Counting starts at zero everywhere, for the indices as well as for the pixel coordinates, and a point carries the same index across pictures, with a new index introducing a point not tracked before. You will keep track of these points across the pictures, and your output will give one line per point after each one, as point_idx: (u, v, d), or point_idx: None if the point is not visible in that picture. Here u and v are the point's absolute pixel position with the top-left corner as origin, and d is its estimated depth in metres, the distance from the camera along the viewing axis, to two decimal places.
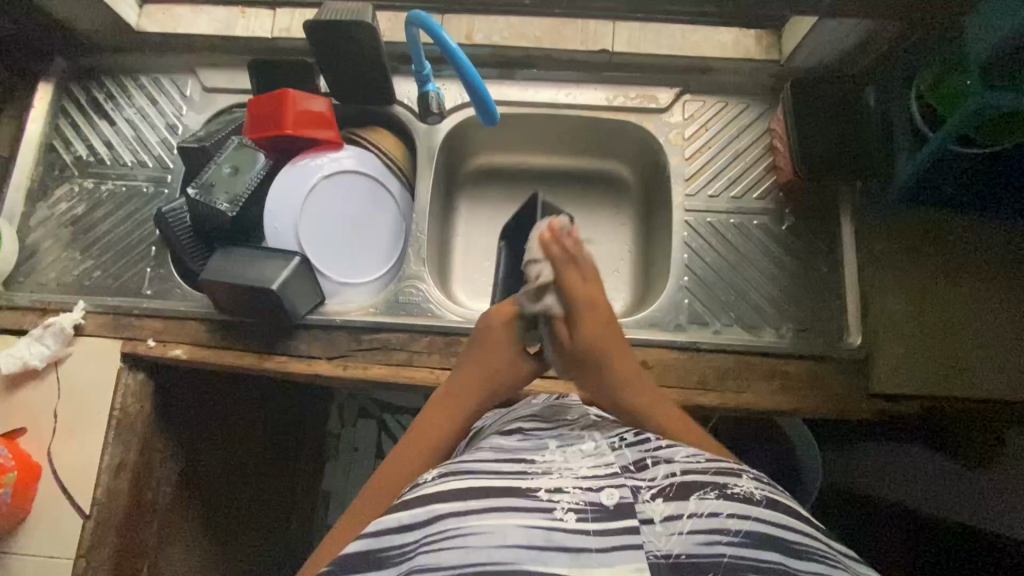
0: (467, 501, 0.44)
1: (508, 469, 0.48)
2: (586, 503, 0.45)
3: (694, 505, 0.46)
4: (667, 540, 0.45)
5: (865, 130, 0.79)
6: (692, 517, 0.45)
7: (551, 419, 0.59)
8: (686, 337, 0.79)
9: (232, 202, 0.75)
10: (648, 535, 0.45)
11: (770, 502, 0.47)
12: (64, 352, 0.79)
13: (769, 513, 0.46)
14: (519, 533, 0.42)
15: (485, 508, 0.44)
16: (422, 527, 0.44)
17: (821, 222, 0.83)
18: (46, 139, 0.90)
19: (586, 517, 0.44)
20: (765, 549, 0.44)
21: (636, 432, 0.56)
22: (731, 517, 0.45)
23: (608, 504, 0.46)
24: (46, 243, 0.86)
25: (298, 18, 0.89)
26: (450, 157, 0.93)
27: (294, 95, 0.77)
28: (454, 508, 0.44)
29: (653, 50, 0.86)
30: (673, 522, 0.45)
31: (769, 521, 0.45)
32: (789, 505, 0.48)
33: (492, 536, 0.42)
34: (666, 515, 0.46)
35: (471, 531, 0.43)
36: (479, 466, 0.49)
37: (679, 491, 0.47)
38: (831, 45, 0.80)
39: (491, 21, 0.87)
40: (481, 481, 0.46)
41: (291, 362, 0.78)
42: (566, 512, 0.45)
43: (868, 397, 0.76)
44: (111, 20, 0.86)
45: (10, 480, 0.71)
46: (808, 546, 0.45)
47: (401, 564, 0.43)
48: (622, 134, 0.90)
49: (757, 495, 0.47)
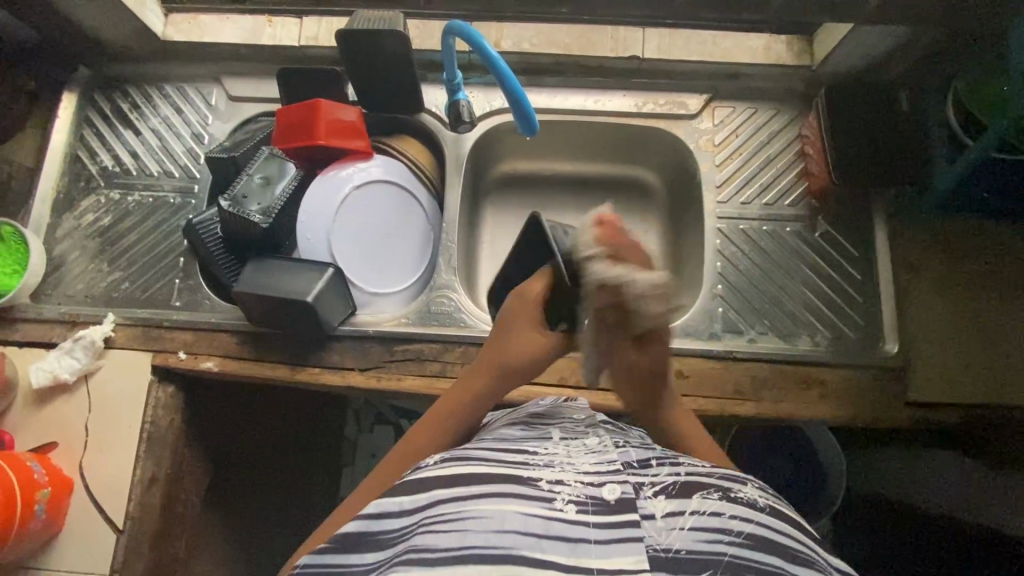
0: (467, 487, 0.44)
1: (510, 458, 0.48)
2: (587, 496, 0.44)
3: (696, 504, 0.45)
4: (668, 535, 0.43)
5: (904, 135, 0.78)
6: (694, 514, 0.44)
7: (554, 419, 0.59)
8: (722, 346, 0.78)
9: (265, 214, 0.74)
10: (649, 530, 0.43)
11: (773, 511, 0.46)
12: (94, 364, 0.78)
13: (772, 520, 0.45)
14: (516, 519, 0.42)
15: (483, 492, 0.44)
16: (418, 510, 0.44)
17: (856, 227, 0.82)
18: (71, 149, 0.89)
19: (585, 509, 0.43)
20: (767, 553, 0.42)
21: (644, 440, 0.55)
22: (734, 517, 0.44)
23: (608, 497, 0.44)
24: (73, 255, 0.85)
25: (325, 27, 0.88)
26: (477, 164, 0.92)
27: (327, 105, 0.77)
28: (455, 490, 0.44)
29: (683, 57, 0.86)
30: (674, 518, 0.44)
31: (773, 528, 0.44)
32: (790, 516, 0.47)
33: (490, 521, 0.42)
34: (668, 511, 0.44)
35: (471, 515, 0.42)
36: (480, 455, 0.49)
37: (682, 490, 0.46)
38: (865, 51, 0.79)
39: (520, 29, 0.87)
40: (480, 468, 0.46)
41: (324, 373, 0.77)
42: (566, 503, 0.44)
43: (905, 405, 0.75)
44: (137, 30, 0.86)
45: (44, 496, 0.70)
46: (809, 557, 0.44)
47: (398, 544, 0.44)
48: (651, 140, 0.90)
49: (760, 503, 0.47)
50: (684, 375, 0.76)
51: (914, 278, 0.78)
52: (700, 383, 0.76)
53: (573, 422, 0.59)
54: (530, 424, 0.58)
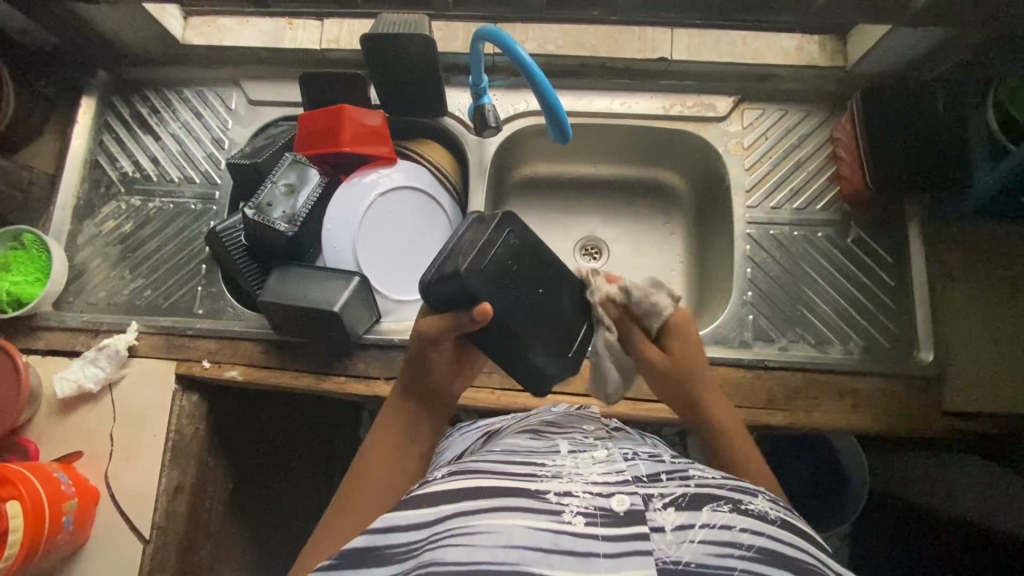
0: (477, 501, 0.43)
1: (518, 471, 0.47)
2: (596, 507, 0.43)
3: (706, 516, 0.43)
4: (678, 548, 0.41)
5: (940, 138, 0.76)
6: (704, 527, 0.42)
7: (565, 428, 0.59)
8: (754, 354, 0.77)
9: (290, 221, 0.73)
10: (658, 542, 0.42)
11: (786, 523, 0.44)
12: (118, 373, 0.78)
13: (785, 534, 0.43)
14: (525, 534, 0.40)
15: (488, 507, 0.42)
16: (427, 525, 0.42)
17: (889, 232, 0.81)
18: (91, 155, 0.88)
19: (595, 521, 0.42)
20: (779, 567, 0.40)
21: (652, 452, 0.54)
22: (745, 530, 0.42)
23: (618, 509, 0.43)
24: (94, 261, 0.85)
25: (346, 29, 0.87)
26: (500, 168, 0.90)
27: (352, 111, 0.76)
28: (461, 506, 0.42)
29: (712, 57, 0.84)
30: (684, 531, 0.42)
31: (787, 542, 0.43)
32: (803, 529, 0.45)
33: (498, 536, 0.40)
34: (677, 523, 0.43)
35: (478, 530, 0.40)
36: (487, 466, 0.48)
37: (691, 502, 0.45)
38: (901, 52, 0.77)
39: (545, 30, 0.85)
40: (489, 480, 0.45)
41: (349, 382, 0.76)
42: (574, 515, 0.42)
43: (941, 415, 0.74)
44: (157, 34, 0.85)
45: (71, 507, 0.70)
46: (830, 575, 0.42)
47: (405, 560, 0.41)
48: (677, 143, 0.88)
49: (772, 515, 0.45)
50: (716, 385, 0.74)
51: (951, 285, 0.77)
52: (732, 393, 0.75)
53: (582, 434, 0.57)
54: (540, 432, 0.58)
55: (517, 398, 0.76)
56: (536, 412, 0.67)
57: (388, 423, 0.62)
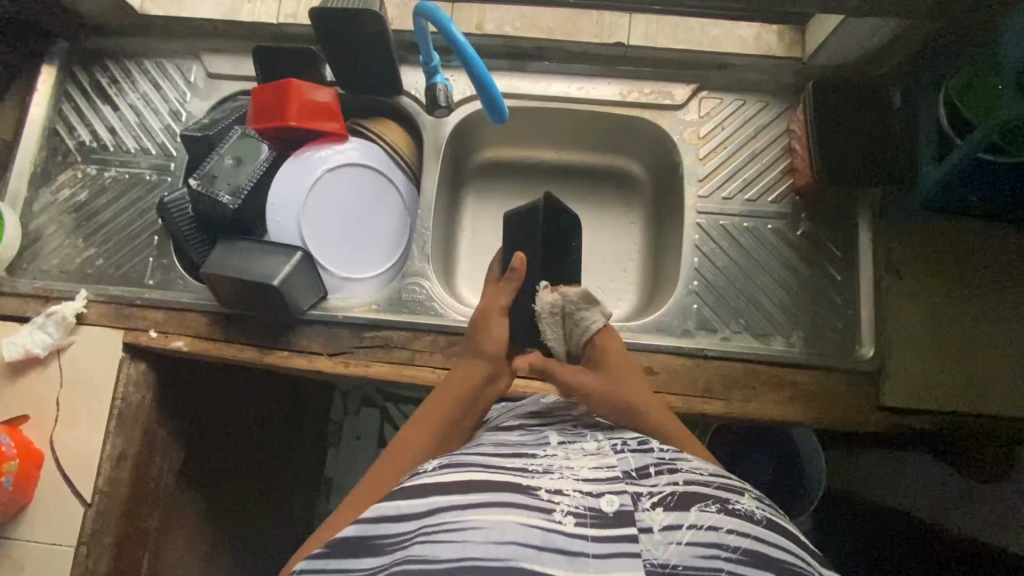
0: (467, 495, 0.42)
1: (509, 466, 0.47)
2: (585, 507, 0.43)
3: (694, 517, 0.43)
4: (665, 550, 0.41)
5: (890, 131, 0.75)
6: (692, 528, 0.42)
7: (553, 418, 0.59)
8: (694, 344, 0.77)
9: (234, 194, 0.73)
10: (645, 543, 0.41)
11: (772, 524, 0.44)
12: (66, 340, 0.79)
13: (769, 534, 0.43)
14: (516, 530, 0.40)
15: (479, 501, 0.42)
16: (418, 517, 0.42)
17: (838, 226, 0.80)
18: (50, 123, 0.89)
19: (584, 522, 0.42)
20: (764, 571, 0.40)
21: (642, 440, 0.54)
22: (731, 532, 0.42)
23: (607, 510, 0.43)
24: (50, 229, 0.85)
25: (305, 5, 0.87)
26: (458, 150, 0.90)
27: (299, 85, 0.76)
28: (451, 500, 0.42)
29: (670, 44, 0.84)
30: (671, 532, 0.42)
31: (774, 544, 0.42)
32: (789, 529, 0.45)
33: (489, 533, 0.39)
34: (665, 524, 0.42)
35: (466, 526, 0.40)
36: (479, 461, 0.47)
37: (680, 502, 0.44)
38: (857, 44, 0.77)
39: (504, 11, 0.85)
40: (479, 475, 0.44)
41: (292, 357, 0.77)
42: (564, 514, 0.42)
43: (877, 410, 0.74)
44: (113, 3, 0.85)
45: (11, 468, 0.71)
46: (799, 566, 0.42)
47: (396, 551, 0.41)
48: (635, 130, 0.88)
49: (757, 514, 0.44)
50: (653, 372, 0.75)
51: (899, 282, 0.75)
52: (668, 381, 0.75)
53: (570, 425, 0.58)
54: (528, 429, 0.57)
55: None
56: (529, 401, 0.66)
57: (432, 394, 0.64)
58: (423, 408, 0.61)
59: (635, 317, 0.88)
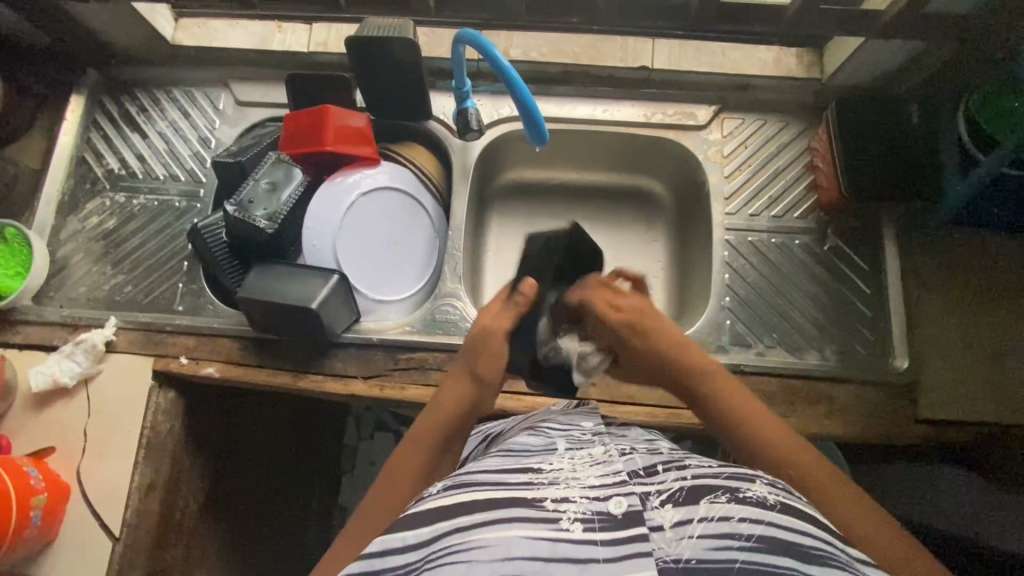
0: (472, 514, 0.41)
1: (513, 480, 0.45)
2: (592, 512, 0.41)
3: (705, 509, 0.40)
4: (677, 545, 0.39)
5: (912, 145, 0.77)
6: (703, 521, 0.40)
7: (560, 427, 0.57)
8: (729, 360, 0.77)
9: (270, 219, 0.74)
10: (657, 542, 0.40)
11: (786, 508, 0.41)
12: (94, 369, 0.78)
13: (786, 519, 0.40)
14: (523, 546, 0.38)
15: (485, 520, 0.40)
16: (423, 545, 0.40)
17: (864, 240, 0.82)
18: (78, 152, 0.89)
19: (592, 527, 0.40)
20: (780, 556, 0.38)
21: (650, 447, 0.52)
22: (744, 519, 0.40)
23: (615, 512, 0.41)
24: (77, 257, 0.85)
25: (334, 33, 0.89)
26: (485, 171, 0.91)
27: (335, 111, 0.77)
28: (458, 522, 0.40)
29: (693, 67, 0.86)
30: (683, 527, 0.40)
31: (789, 528, 0.39)
32: (808, 511, 0.42)
33: (495, 550, 0.38)
34: (676, 520, 0.40)
35: (476, 544, 0.38)
36: (484, 477, 0.45)
37: (689, 496, 0.42)
38: (876, 66, 0.79)
39: (530, 37, 0.87)
40: (484, 492, 0.43)
41: (327, 381, 0.76)
42: (572, 522, 0.40)
43: (915, 422, 0.74)
44: (147, 34, 0.86)
45: (40, 502, 0.69)
46: (822, 550, 0.39)
47: None
48: (660, 150, 0.89)
49: (771, 500, 0.42)
50: None
51: (927, 293, 0.77)
52: None
53: (580, 432, 0.56)
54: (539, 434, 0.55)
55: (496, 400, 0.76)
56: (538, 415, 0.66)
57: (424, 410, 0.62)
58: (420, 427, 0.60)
59: None
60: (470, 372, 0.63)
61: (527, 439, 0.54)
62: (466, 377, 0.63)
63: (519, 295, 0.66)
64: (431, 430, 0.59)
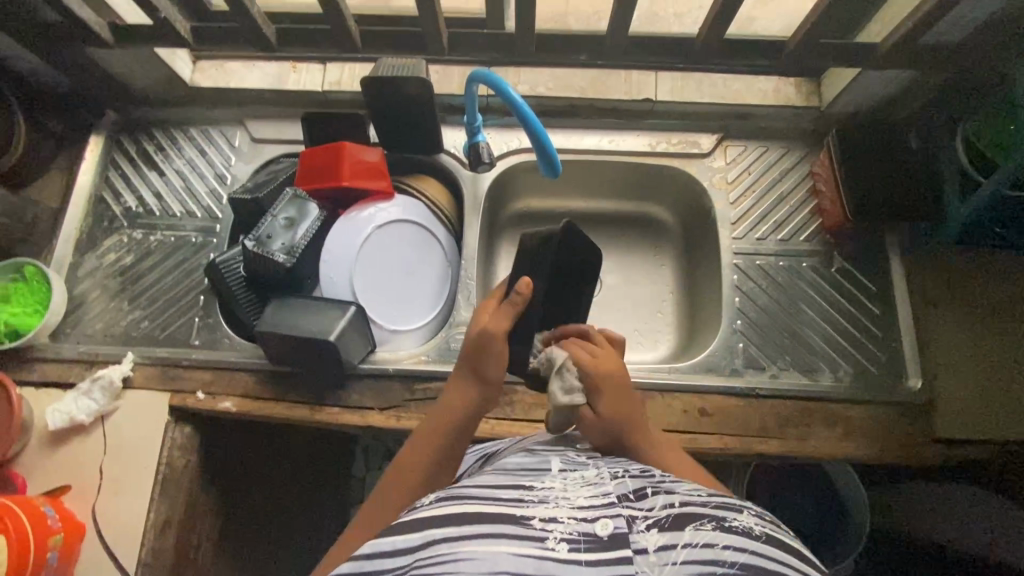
0: (461, 526, 0.40)
1: (504, 496, 0.44)
2: (579, 533, 0.40)
3: (689, 535, 0.40)
4: (661, 571, 0.38)
5: (913, 168, 0.79)
6: (686, 547, 0.39)
7: (560, 448, 0.57)
8: (744, 383, 0.78)
9: (288, 252, 0.75)
10: (640, 566, 0.39)
11: (773, 539, 0.41)
12: (111, 405, 0.78)
13: (770, 550, 0.40)
14: (509, 561, 0.37)
15: (474, 532, 0.39)
16: (413, 551, 0.40)
17: (869, 261, 0.83)
18: (96, 190, 0.91)
19: (577, 547, 0.39)
20: None
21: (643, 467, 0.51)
22: (727, 547, 0.39)
23: (602, 534, 0.40)
24: (94, 293, 0.86)
25: (348, 73, 0.92)
26: (495, 201, 0.93)
27: (351, 148, 0.79)
28: (446, 531, 0.40)
29: (696, 98, 0.88)
30: (667, 552, 0.39)
31: (770, 559, 0.39)
32: (793, 545, 0.42)
33: (481, 563, 0.37)
34: (660, 545, 0.40)
35: (462, 556, 0.38)
36: (477, 491, 0.45)
37: (675, 521, 0.41)
38: (872, 93, 0.82)
39: (536, 73, 0.91)
40: (473, 505, 0.42)
41: (344, 413, 0.76)
42: (558, 542, 0.39)
43: (931, 443, 0.74)
44: (166, 76, 0.89)
45: (56, 543, 0.68)
46: None
47: None
48: (665, 178, 0.92)
49: (757, 530, 0.41)
50: (706, 414, 0.76)
51: (936, 313, 0.78)
52: (724, 422, 0.76)
53: (575, 453, 0.55)
54: (535, 453, 0.55)
55: (513, 428, 0.76)
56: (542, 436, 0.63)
57: (431, 412, 0.62)
58: (425, 428, 0.61)
59: (675, 359, 0.89)
60: (476, 375, 0.62)
61: (525, 455, 0.55)
62: (471, 379, 0.62)
63: (517, 294, 0.64)
64: (434, 433, 0.60)
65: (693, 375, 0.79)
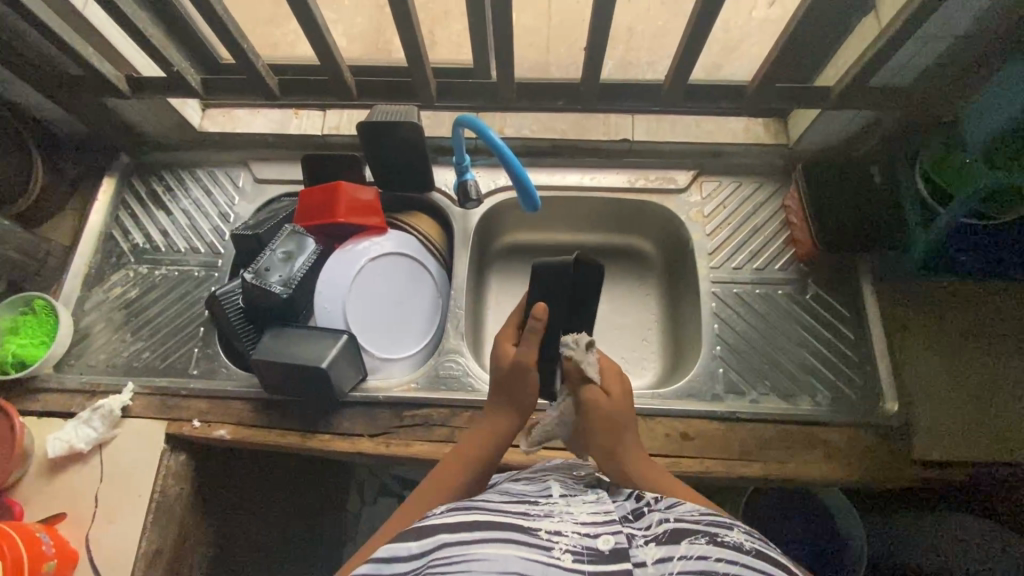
0: (471, 533, 0.42)
1: (512, 509, 0.46)
2: (583, 546, 0.42)
3: (685, 548, 0.41)
4: None
5: (878, 199, 0.83)
6: (682, 559, 0.40)
7: (534, 475, 0.60)
8: (724, 407, 0.80)
9: (284, 284, 0.79)
10: None
11: (761, 553, 0.41)
12: (109, 434, 0.80)
13: (760, 564, 0.41)
14: (519, 563, 0.40)
15: (484, 538, 0.42)
16: (427, 553, 0.41)
17: (843, 288, 0.87)
18: (106, 228, 0.96)
19: (582, 558, 0.41)
20: None
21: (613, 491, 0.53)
22: (721, 560, 0.40)
23: (603, 547, 0.42)
24: (98, 326, 0.89)
25: (346, 119, 0.99)
26: (484, 235, 0.98)
27: (347, 187, 0.84)
28: (460, 536, 0.42)
29: (670, 138, 0.95)
30: (665, 564, 0.41)
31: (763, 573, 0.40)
32: (779, 559, 0.42)
33: (492, 564, 0.39)
34: (658, 557, 0.41)
35: (475, 557, 0.40)
36: (484, 504, 0.47)
37: (672, 536, 0.43)
38: (834, 131, 0.88)
39: (521, 117, 0.98)
40: (484, 515, 0.44)
41: (334, 440, 0.79)
42: (563, 551, 0.41)
43: (908, 464, 0.76)
44: (176, 122, 0.97)
45: (50, 568, 0.69)
46: None
47: None
48: (645, 212, 0.96)
49: (747, 545, 0.42)
50: (689, 437, 0.78)
51: (907, 336, 0.81)
52: (706, 445, 0.77)
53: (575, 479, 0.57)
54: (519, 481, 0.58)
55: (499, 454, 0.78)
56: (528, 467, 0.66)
57: (473, 429, 0.66)
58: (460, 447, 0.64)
59: (659, 385, 0.92)
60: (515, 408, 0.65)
61: (515, 481, 0.57)
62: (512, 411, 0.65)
63: (534, 321, 0.64)
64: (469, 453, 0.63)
65: (674, 400, 0.81)
